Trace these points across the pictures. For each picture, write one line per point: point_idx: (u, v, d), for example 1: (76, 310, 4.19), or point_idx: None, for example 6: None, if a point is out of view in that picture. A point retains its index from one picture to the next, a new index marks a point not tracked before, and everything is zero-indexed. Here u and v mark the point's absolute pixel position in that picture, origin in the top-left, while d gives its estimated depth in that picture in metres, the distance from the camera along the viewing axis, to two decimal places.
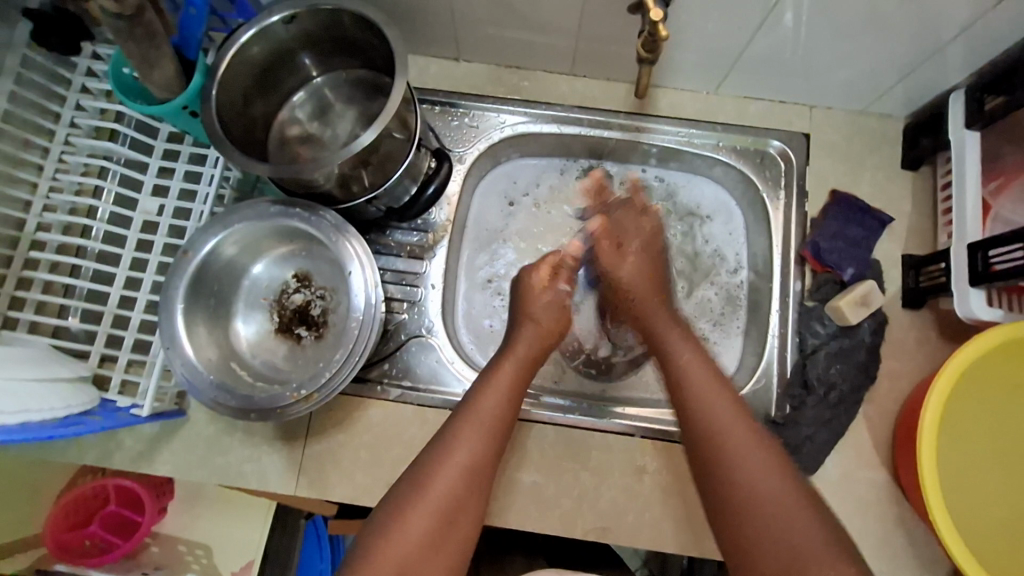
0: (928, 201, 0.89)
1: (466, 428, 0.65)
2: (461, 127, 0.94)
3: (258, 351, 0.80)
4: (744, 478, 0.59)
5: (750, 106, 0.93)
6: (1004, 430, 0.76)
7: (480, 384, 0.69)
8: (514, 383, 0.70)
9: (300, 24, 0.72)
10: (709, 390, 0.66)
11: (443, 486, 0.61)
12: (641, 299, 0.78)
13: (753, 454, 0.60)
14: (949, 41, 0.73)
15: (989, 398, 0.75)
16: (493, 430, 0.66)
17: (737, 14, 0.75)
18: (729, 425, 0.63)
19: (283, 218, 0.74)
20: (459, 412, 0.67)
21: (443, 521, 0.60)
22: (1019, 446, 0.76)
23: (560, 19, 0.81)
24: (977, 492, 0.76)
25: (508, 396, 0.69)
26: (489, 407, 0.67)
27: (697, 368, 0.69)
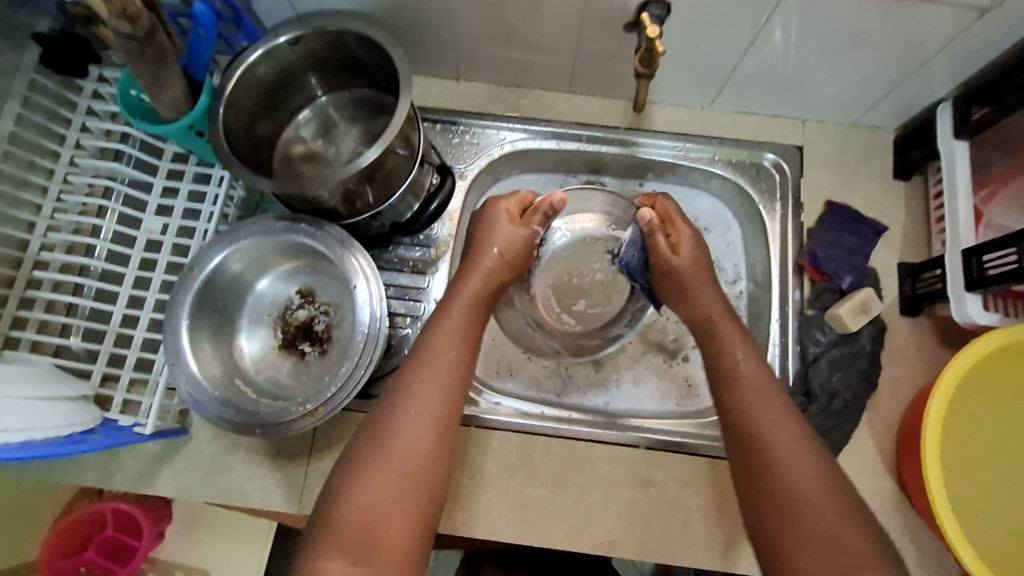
0: (921, 210, 0.91)
1: (426, 376, 0.65)
2: (462, 144, 0.95)
3: (262, 368, 0.80)
4: (789, 468, 0.57)
5: (744, 121, 0.96)
6: (1006, 434, 0.76)
7: (430, 332, 0.69)
8: (467, 327, 0.71)
9: (306, 45, 0.74)
10: (750, 385, 0.65)
11: (405, 438, 0.61)
12: (713, 313, 0.73)
13: (806, 455, 0.58)
14: (935, 54, 0.76)
15: (990, 403, 0.75)
16: (451, 378, 0.66)
17: (730, 31, 0.77)
18: (771, 422, 0.61)
19: (288, 234, 0.75)
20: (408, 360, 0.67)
21: (409, 469, 0.60)
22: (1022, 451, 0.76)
23: (558, 38, 0.83)
24: (981, 497, 0.76)
25: (460, 340, 0.69)
26: (444, 355, 0.67)
27: (737, 349, 0.68)
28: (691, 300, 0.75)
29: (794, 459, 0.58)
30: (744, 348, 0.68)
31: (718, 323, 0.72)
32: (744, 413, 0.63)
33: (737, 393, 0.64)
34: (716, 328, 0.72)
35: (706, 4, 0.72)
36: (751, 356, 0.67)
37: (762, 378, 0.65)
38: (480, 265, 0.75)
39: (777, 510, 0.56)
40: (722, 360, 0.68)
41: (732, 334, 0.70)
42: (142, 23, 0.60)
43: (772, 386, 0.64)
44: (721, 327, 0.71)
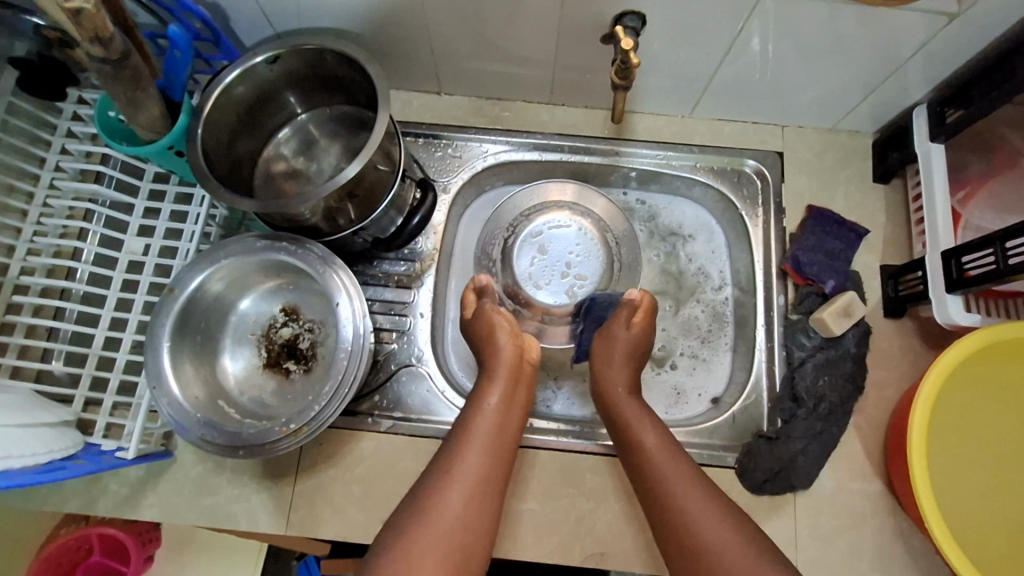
0: (901, 213, 0.91)
1: (470, 442, 0.67)
2: (444, 157, 0.96)
3: (246, 387, 0.79)
4: (693, 520, 0.61)
5: (724, 128, 0.96)
6: (992, 434, 0.77)
7: (474, 404, 0.72)
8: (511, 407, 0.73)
9: (283, 63, 0.74)
10: (654, 450, 0.69)
11: (452, 502, 0.61)
12: (619, 392, 0.76)
13: (704, 506, 0.62)
14: (908, 59, 0.77)
15: (975, 403, 0.76)
16: (491, 445, 0.68)
17: (706, 40, 0.78)
18: (678, 483, 0.65)
19: (269, 252, 0.74)
20: (452, 435, 0.69)
21: (463, 532, 0.60)
22: (1008, 451, 0.76)
23: (536, 50, 0.84)
24: (968, 499, 0.76)
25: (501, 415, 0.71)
26: (486, 425, 0.69)
27: (640, 428, 0.71)
28: (609, 381, 0.77)
29: (702, 514, 0.61)
30: (651, 426, 0.71)
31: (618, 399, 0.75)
32: (653, 478, 0.66)
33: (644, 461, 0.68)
34: (623, 403, 0.75)
35: (680, 14, 0.73)
36: (661, 431, 0.71)
37: (666, 446, 0.69)
38: (502, 355, 0.76)
39: None
40: (631, 435, 0.71)
41: (638, 414, 0.73)
42: (115, 46, 0.60)
43: (674, 451, 0.69)
44: (628, 409, 0.74)
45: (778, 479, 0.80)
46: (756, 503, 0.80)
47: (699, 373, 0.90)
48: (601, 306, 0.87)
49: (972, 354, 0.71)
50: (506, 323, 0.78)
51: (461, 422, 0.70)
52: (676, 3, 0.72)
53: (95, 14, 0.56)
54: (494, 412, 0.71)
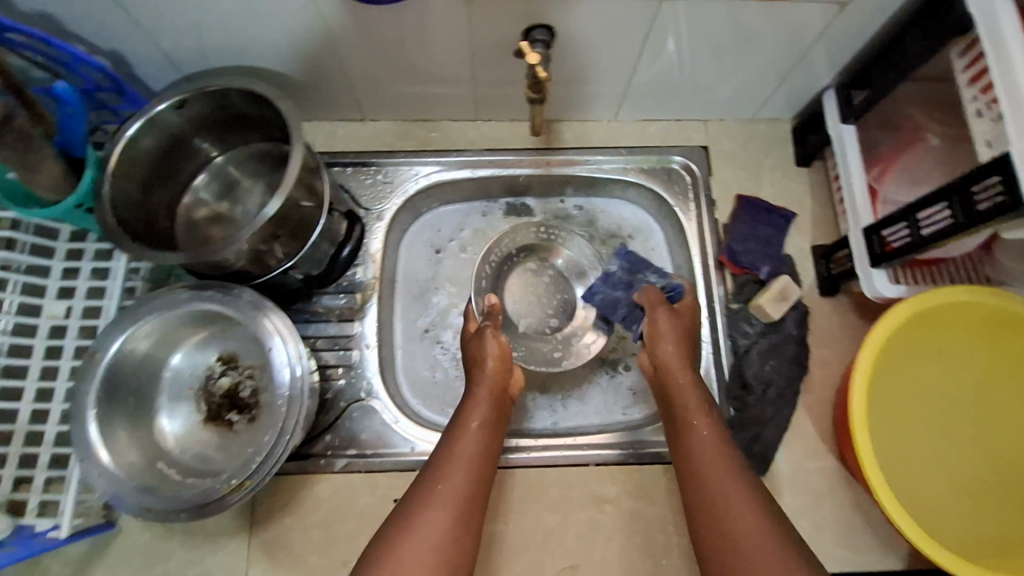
0: (825, 193, 0.94)
1: (452, 463, 0.67)
2: (375, 184, 0.94)
3: (187, 445, 0.76)
4: (729, 507, 0.61)
5: (649, 128, 0.98)
6: (927, 399, 0.79)
7: (456, 427, 0.71)
8: (493, 418, 0.72)
9: (191, 108, 0.72)
10: (700, 438, 0.68)
11: (434, 519, 0.61)
12: (674, 378, 0.74)
13: (738, 492, 0.62)
14: (811, 46, 0.80)
15: (910, 370, 0.78)
16: (473, 465, 0.67)
17: (618, 44, 0.79)
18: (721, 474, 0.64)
19: (194, 302, 0.72)
20: (443, 447, 0.70)
21: (443, 553, 0.60)
22: (943, 414, 0.79)
23: (452, 68, 0.84)
24: (910, 463, 0.79)
25: (485, 431, 0.71)
26: (467, 446, 0.69)
27: (691, 408, 0.71)
28: (659, 366, 0.75)
29: (741, 503, 0.61)
30: (705, 415, 0.70)
31: (680, 383, 0.73)
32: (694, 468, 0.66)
33: (688, 449, 0.68)
34: (673, 388, 0.73)
35: (586, 21, 0.74)
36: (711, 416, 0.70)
37: (717, 435, 0.68)
38: (485, 373, 0.75)
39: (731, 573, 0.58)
40: (682, 416, 0.71)
41: (689, 400, 0.71)
42: None
43: (722, 440, 0.67)
44: (688, 392, 0.72)
45: None
46: None
47: None
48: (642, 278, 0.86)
49: (903, 324, 0.74)
50: (499, 347, 0.77)
51: (445, 441, 0.70)
52: (580, 12, 0.72)
53: None
54: (477, 432, 0.70)
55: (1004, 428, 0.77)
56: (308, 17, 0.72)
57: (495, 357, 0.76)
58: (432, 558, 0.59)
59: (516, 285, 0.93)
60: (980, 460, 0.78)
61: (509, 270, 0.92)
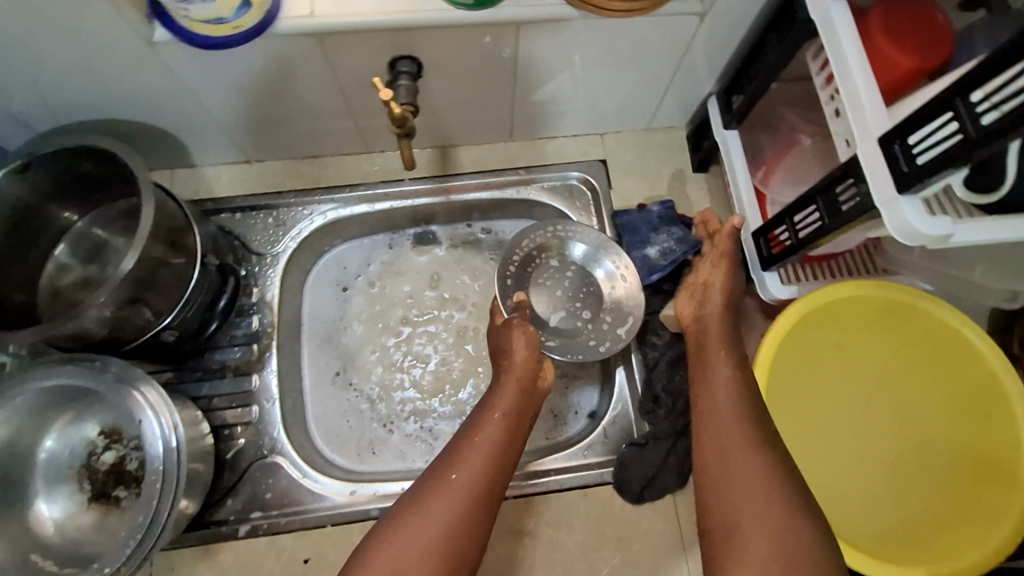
0: (722, 196, 0.95)
1: (469, 449, 0.62)
2: (267, 228, 0.90)
3: (69, 531, 0.71)
4: (733, 446, 0.58)
5: (547, 146, 0.97)
6: (828, 400, 0.80)
7: (478, 417, 0.66)
8: (519, 407, 0.67)
9: (32, 174, 0.68)
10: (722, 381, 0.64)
11: (443, 505, 0.57)
12: (708, 317, 0.72)
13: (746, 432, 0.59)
14: (682, 56, 0.80)
15: (809, 373, 0.78)
16: (495, 455, 0.63)
17: (491, 68, 0.78)
18: (731, 419, 0.60)
19: (52, 380, 0.67)
20: (451, 443, 0.65)
21: (437, 556, 0.55)
22: (845, 414, 0.80)
23: (326, 104, 0.80)
24: (818, 465, 0.78)
25: (508, 421, 0.66)
26: (489, 434, 0.64)
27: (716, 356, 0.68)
28: (703, 305, 0.74)
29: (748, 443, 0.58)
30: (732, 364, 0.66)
31: (710, 338, 0.70)
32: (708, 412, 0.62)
33: (706, 391, 0.64)
34: (708, 337, 0.71)
35: (450, 46, 0.72)
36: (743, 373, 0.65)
37: (731, 383, 0.64)
38: (515, 363, 0.71)
39: (724, 519, 0.54)
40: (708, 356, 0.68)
41: (717, 344, 0.69)
42: None
43: (739, 392, 0.63)
44: (710, 341, 0.70)
45: (654, 484, 0.80)
46: (638, 514, 0.80)
47: (571, 391, 0.89)
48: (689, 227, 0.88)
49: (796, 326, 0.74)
50: (528, 337, 0.73)
51: (466, 428, 0.66)
52: (441, 40, 0.70)
53: None
54: (504, 422, 0.66)
55: (901, 422, 0.79)
56: (153, 67, 0.68)
57: (524, 348, 0.73)
58: (433, 546, 0.55)
59: (539, 291, 0.87)
60: (882, 468, 0.78)
61: (536, 272, 0.88)
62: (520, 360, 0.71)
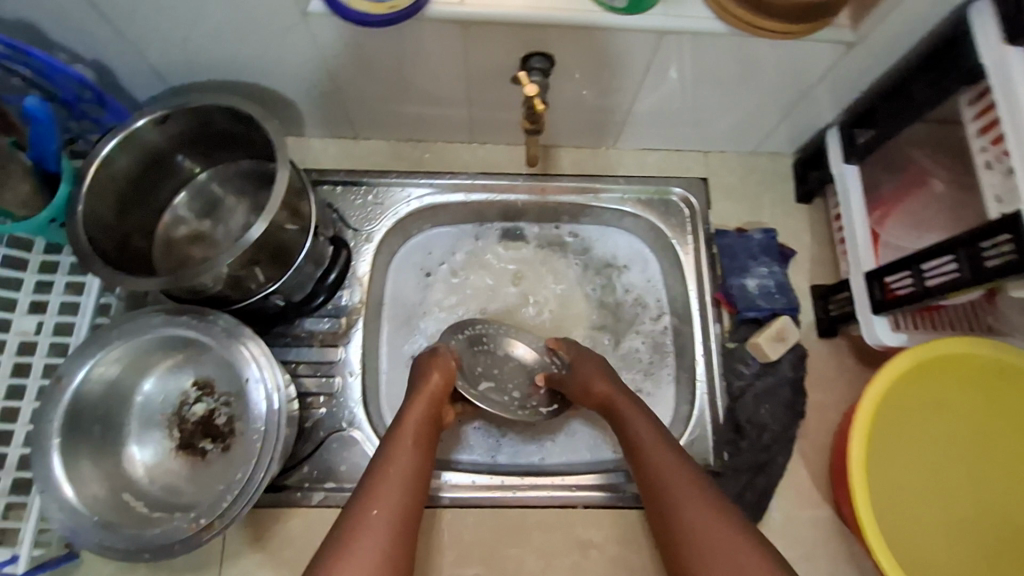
0: (825, 230, 0.92)
1: (387, 477, 0.63)
2: (365, 206, 0.90)
3: (157, 475, 0.73)
4: (685, 501, 0.61)
5: (648, 157, 0.96)
6: (927, 447, 0.76)
7: (389, 440, 0.67)
8: (422, 434, 0.69)
9: (172, 125, 0.70)
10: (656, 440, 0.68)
11: (375, 535, 0.58)
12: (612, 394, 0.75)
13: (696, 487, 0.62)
14: (814, 85, 0.77)
15: (911, 418, 0.75)
16: (406, 486, 0.63)
17: (615, 73, 0.77)
18: (676, 483, 0.63)
19: (167, 328, 0.69)
20: (374, 461, 0.65)
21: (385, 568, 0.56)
22: (942, 464, 0.76)
23: (447, 90, 0.81)
24: (911, 516, 0.76)
25: (416, 447, 0.67)
26: (401, 464, 0.64)
27: (636, 421, 0.71)
28: (600, 387, 0.76)
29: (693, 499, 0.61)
30: (644, 423, 0.70)
31: (619, 401, 0.74)
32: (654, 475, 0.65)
33: (644, 451, 0.67)
34: (618, 408, 0.73)
35: (587, 48, 0.71)
36: (659, 433, 0.68)
37: (661, 440, 0.68)
38: (426, 390, 0.74)
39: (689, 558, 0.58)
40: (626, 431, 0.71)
41: (636, 411, 0.72)
42: None
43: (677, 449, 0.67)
44: (623, 408, 0.73)
45: None
46: None
47: None
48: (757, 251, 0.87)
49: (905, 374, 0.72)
50: (437, 376, 0.76)
51: (378, 457, 0.66)
52: (580, 43, 0.70)
53: None
54: (412, 452, 0.66)
55: (996, 478, 0.75)
56: (298, 35, 0.70)
57: (434, 379, 0.75)
58: (377, 572, 0.56)
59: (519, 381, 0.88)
60: (990, 519, 0.75)
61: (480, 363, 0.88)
62: (433, 388, 0.74)
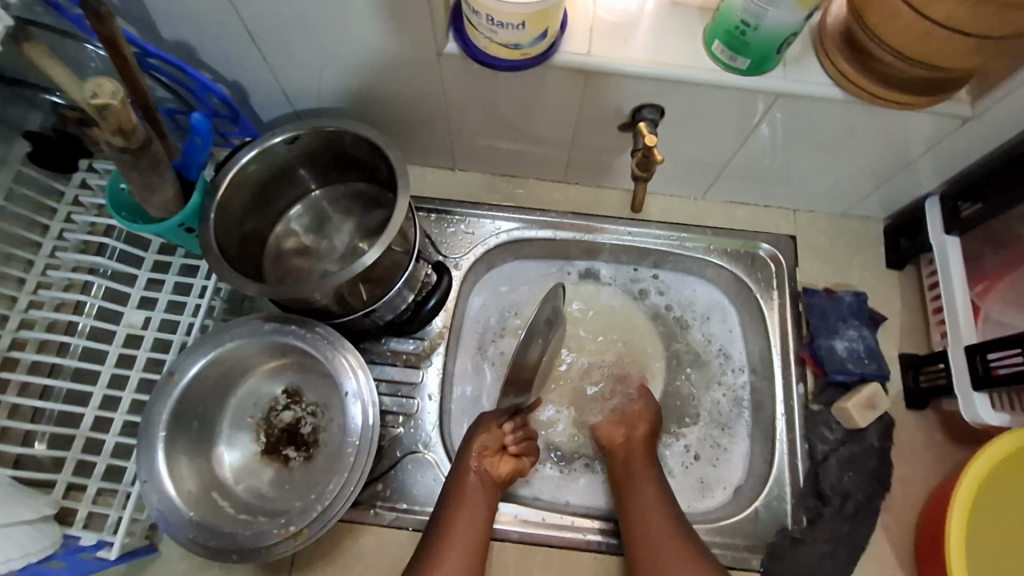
0: (916, 299, 0.90)
1: (452, 542, 0.70)
2: (456, 234, 0.93)
3: (242, 477, 0.75)
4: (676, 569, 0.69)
5: (736, 211, 0.97)
6: None
7: (449, 500, 0.74)
8: (481, 500, 0.74)
9: (302, 143, 0.74)
10: (653, 507, 0.74)
11: None
12: (634, 449, 0.80)
13: (682, 550, 0.70)
14: (919, 156, 0.78)
15: (1016, 505, 0.71)
16: (468, 552, 0.70)
17: (719, 130, 0.79)
18: (676, 554, 0.70)
19: (277, 335, 0.72)
20: (434, 524, 0.72)
21: None
22: None
23: (553, 133, 0.84)
24: None
25: (477, 514, 0.73)
26: (466, 531, 0.71)
27: (644, 481, 0.77)
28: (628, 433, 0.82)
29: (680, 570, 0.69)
30: (654, 485, 0.77)
31: (635, 456, 0.80)
32: (646, 537, 0.72)
33: (636, 516, 0.74)
34: (631, 457, 0.80)
35: (698, 103, 0.73)
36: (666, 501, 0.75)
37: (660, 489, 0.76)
38: (473, 450, 0.77)
39: None
40: (630, 489, 0.77)
41: (643, 466, 0.79)
42: (138, 135, 0.57)
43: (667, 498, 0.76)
44: (637, 464, 0.79)
45: None
46: None
47: (718, 464, 0.86)
48: (842, 312, 0.86)
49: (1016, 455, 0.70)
50: (490, 437, 0.78)
51: (443, 516, 0.73)
52: (691, 98, 0.72)
53: (122, 109, 0.54)
54: (469, 518, 0.72)
55: None
56: (428, 73, 0.75)
57: (484, 442, 0.77)
58: None
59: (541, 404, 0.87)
60: None
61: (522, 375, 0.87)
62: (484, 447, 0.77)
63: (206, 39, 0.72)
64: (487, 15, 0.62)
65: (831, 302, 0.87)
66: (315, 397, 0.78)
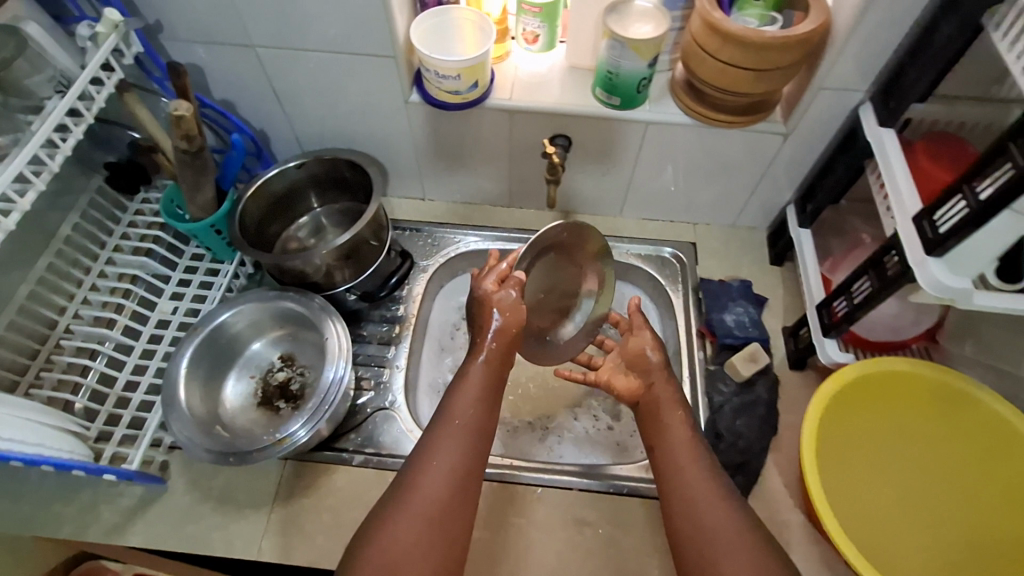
0: (793, 286, 1.11)
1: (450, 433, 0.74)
2: (425, 245, 1.17)
3: (240, 420, 0.92)
4: (694, 496, 0.71)
5: (648, 226, 1.21)
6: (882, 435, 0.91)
7: (449, 401, 0.78)
8: (483, 393, 0.79)
9: (307, 168, 1.02)
10: (678, 447, 0.77)
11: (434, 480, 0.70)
12: (656, 391, 0.84)
13: (702, 482, 0.73)
14: (767, 167, 1.03)
15: (871, 413, 0.90)
16: (469, 439, 0.74)
17: (617, 152, 1.05)
18: (702, 483, 0.72)
19: (279, 300, 0.94)
20: (435, 421, 0.76)
21: (441, 508, 0.68)
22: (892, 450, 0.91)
23: (495, 161, 1.11)
24: (856, 486, 0.91)
25: (476, 405, 0.77)
26: (465, 420, 0.75)
27: (671, 422, 0.80)
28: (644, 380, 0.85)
29: (702, 496, 0.71)
30: (681, 426, 0.80)
31: (662, 400, 0.83)
32: (671, 463, 0.76)
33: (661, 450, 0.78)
34: (658, 401, 0.83)
35: (593, 130, 1.00)
36: (698, 454, 0.76)
37: (685, 430, 0.79)
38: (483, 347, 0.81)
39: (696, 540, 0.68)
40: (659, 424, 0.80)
41: (670, 410, 0.81)
42: (196, 142, 0.84)
43: (695, 435, 0.79)
44: (664, 409, 0.82)
45: None
46: None
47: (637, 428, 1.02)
48: (729, 295, 1.08)
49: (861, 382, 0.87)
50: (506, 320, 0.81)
51: (436, 426, 0.75)
52: (589, 127, 1.00)
53: (190, 120, 0.82)
54: (467, 403, 0.77)
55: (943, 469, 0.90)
56: (398, 117, 1.03)
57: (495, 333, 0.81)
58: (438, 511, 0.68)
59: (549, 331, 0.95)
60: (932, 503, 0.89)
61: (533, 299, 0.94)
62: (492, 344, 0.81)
63: (241, 98, 1.02)
64: (435, 70, 0.91)
65: (722, 289, 1.09)
66: (303, 360, 0.98)
